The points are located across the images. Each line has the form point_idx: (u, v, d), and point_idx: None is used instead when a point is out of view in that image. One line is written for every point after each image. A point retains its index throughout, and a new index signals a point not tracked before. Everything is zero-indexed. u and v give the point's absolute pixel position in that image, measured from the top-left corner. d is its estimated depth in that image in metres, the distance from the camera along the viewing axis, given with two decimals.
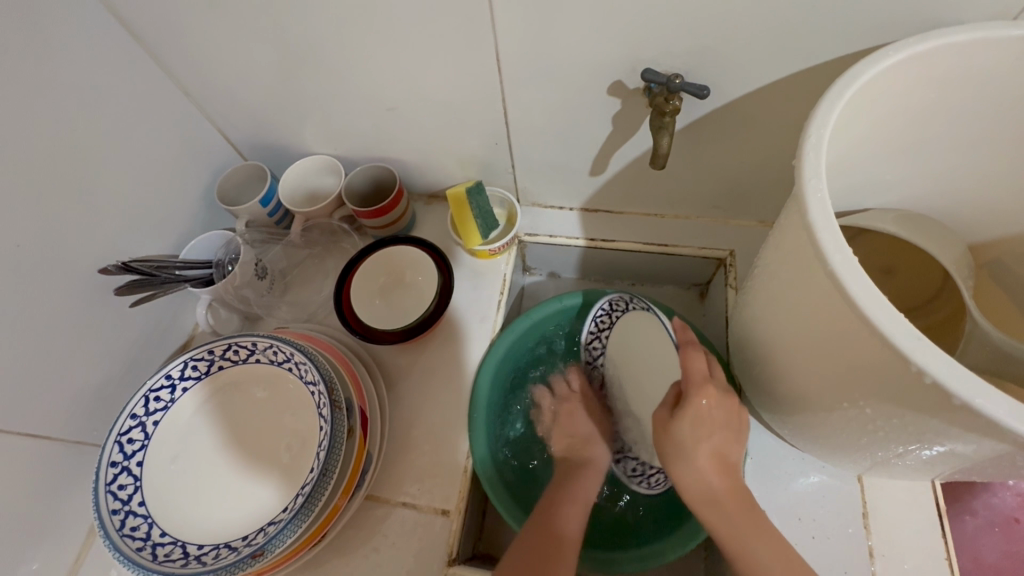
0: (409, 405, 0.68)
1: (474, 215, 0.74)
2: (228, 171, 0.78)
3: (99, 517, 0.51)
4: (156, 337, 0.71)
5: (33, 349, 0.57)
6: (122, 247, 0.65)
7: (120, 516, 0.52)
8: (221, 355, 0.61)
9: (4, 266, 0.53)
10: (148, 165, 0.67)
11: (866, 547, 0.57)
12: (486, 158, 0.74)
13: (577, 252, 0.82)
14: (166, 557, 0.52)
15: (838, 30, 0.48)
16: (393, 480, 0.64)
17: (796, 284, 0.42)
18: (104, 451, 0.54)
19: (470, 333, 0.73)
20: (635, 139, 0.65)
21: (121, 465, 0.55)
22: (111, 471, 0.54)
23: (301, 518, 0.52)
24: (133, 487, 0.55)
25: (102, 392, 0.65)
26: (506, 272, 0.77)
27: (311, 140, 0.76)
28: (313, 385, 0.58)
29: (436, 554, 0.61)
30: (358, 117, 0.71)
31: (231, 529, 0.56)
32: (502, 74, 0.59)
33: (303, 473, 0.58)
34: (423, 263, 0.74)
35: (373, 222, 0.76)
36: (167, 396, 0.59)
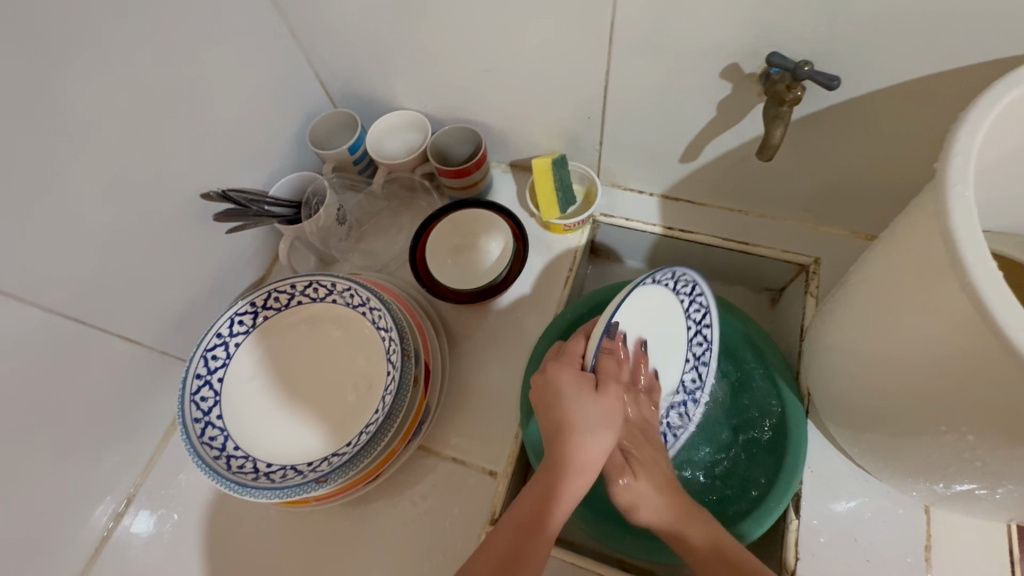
0: (468, 366, 0.70)
1: (556, 187, 0.73)
2: (321, 116, 0.80)
3: (183, 422, 0.55)
4: (240, 267, 0.75)
5: (138, 260, 0.61)
6: (220, 175, 0.69)
7: (201, 425, 0.57)
8: (302, 290, 0.63)
9: (122, 179, 0.57)
10: (251, 101, 0.70)
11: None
12: (574, 132, 0.73)
13: (650, 239, 0.80)
14: (238, 468, 0.56)
15: (997, 31, 0.44)
16: (446, 434, 0.66)
17: (916, 295, 0.40)
18: (191, 363, 0.58)
19: (534, 303, 0.73)
20: (738, 128, 0.62)
21: (205, 378, 0.59)
22: (196, 382, 0.58)
23: (364, 455, 0.54)
24: (214, 401, 0.59)
25: (189, 310, 0.69)
26: (577, 249, 0.76)
27: (404, 95, 0.77)
28: (384, 332, 0.60)
29: (480, 511, 0.62)
30: (455, 76, 0.71)
31: (295, 454, 0.59)
32: (611, 46, 0.58)
33: (366, 413, 0.60)
34: (498, 229, 0.75)
35: (454, 182, 0.76)
36: (250, 322, 0.63)
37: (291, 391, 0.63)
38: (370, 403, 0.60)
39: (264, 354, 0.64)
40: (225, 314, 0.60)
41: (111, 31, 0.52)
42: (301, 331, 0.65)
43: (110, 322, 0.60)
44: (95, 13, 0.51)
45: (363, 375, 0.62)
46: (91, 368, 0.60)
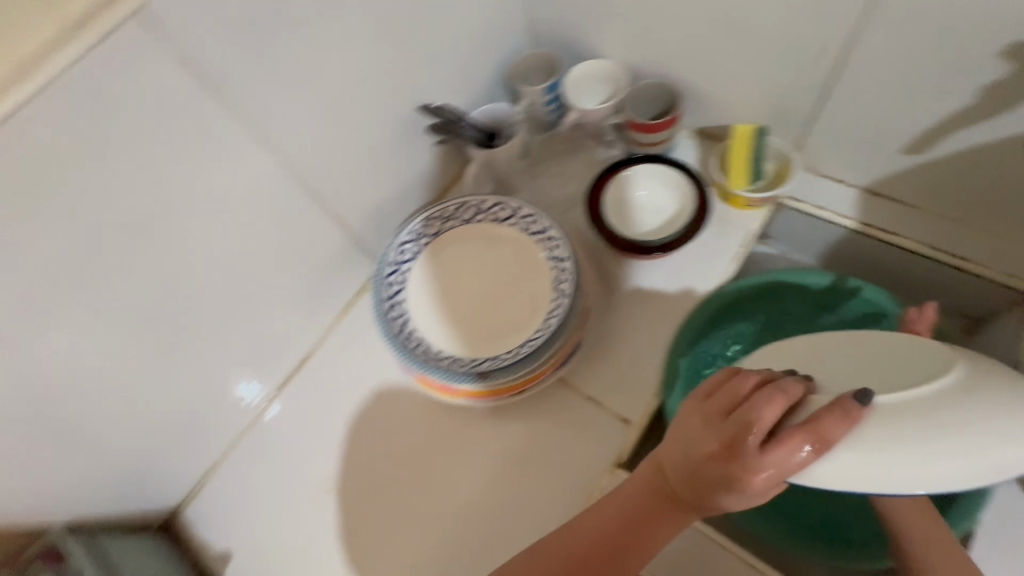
0: (619, 316, 0.71)
1: (750, 157, 0.73)
2: (522, 55, 0.83)
3: (378, 297, 0.64)
4: (427, 185, 0.82)
5: (362, 156, 0.68)
6: (437, 93, 0.74)
7: (389, 304, 0.64)
8: (488, 209, 0.68)
9: (371, 79, 0.64)
10: (473, 29, 0.74)
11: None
12: (790, 104, 0.68)
13: (837, 233, 0.75)
14: (414, 347, 0.63)
15: None
16: (587, 375, 0.68)
17: None
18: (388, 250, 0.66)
19: (698, 272, 0.72)
20: (1001, 121, 0.55)
21: (397, 266, 0.67)
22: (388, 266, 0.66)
23: (526, 365, 0.60)
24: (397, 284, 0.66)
25: (383, 213, 0.77)
26: (755, 228, 0.73)
27: (610, 43, 0.78)
28: (558, 262, 0.65)
29: (607, 450, 0.65)
30: (675, 28, 0.70)
31: (459, 350, 0.65)
32: (877, 8, 0.54)
33: (526, 332, 0.65)
34: (680, 190, 0.74)
35: (641, 137, 0.77)
36: (438, 227, 0.69)
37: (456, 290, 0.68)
38: (530, 322, 0.65)
39: (437, 257, 0.69)
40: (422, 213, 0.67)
41: None
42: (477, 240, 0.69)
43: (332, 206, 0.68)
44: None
45: (526, 295, 0.66)
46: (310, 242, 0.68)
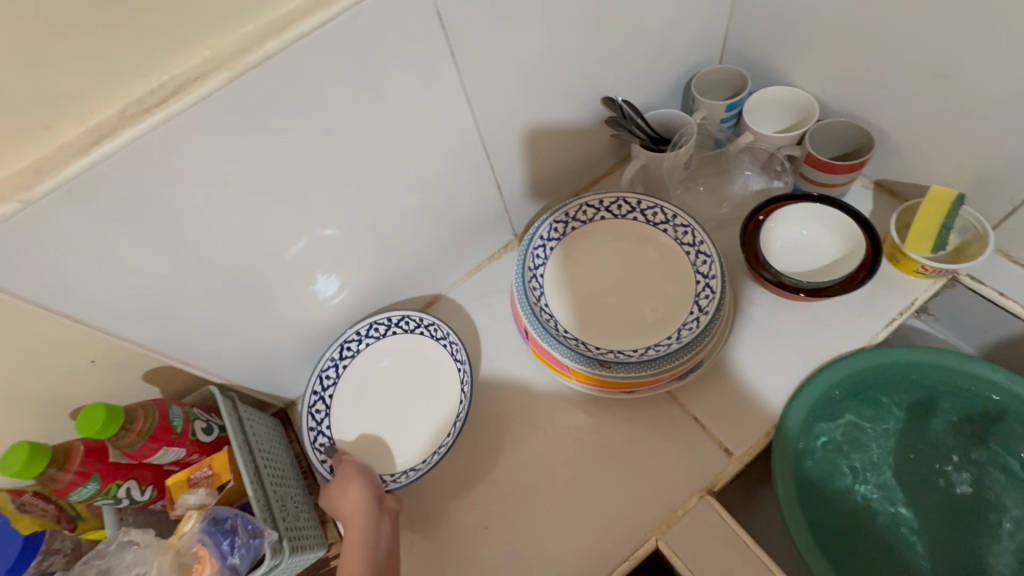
0: (745, 348, 0.69)
1: (939, 226, 0.66)
2: (709, 68, 0.82)
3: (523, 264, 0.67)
4: (580, 172, 0.84)
5: (536, 131, 0.72)
6: (618, 87, 0.76)
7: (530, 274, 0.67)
8: (643, 210, 0.69)
9: (568, 61, 0.67)
10: (673, 32, 0.75)
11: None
12: (1004, 177, 0.62)
13: (1016, 326, 0.68)
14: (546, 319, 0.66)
15: None
16: (698, 396, 0.67)
17: None
18: (361, 321, 0.74)
19: (844, 326, 0.68)
20: None
21: (544, 242, 0.69)
22: (352, 334, 0.74)
23: (648, 368, 0.61)
24: (333, 383, 0.74)
25: (535, 189, 0.80)
26: (921, 298, 0.68)
27: (808, 73, 0.75)
28: (703, 278, 0.65)
29: (703, 474, 0.64)
30: (888, 71, 0.66)
31: (585, 334, 0.66)
32: None
33: (654, 336, 0.65)
34: (848, 238, 0.70)
35: (817, 176, 0.73)
36: (591, 215, 0.71)
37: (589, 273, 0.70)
38: (660, 329, 0.65)
39: (583, 243, 0.71)
40: (581, 197, 0.69)
41: None
42: (616, 240, 0.71)
43: (497, 171, 0.73)
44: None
45: (661, 302, 0.67)
46: (469, 199, 0.73)
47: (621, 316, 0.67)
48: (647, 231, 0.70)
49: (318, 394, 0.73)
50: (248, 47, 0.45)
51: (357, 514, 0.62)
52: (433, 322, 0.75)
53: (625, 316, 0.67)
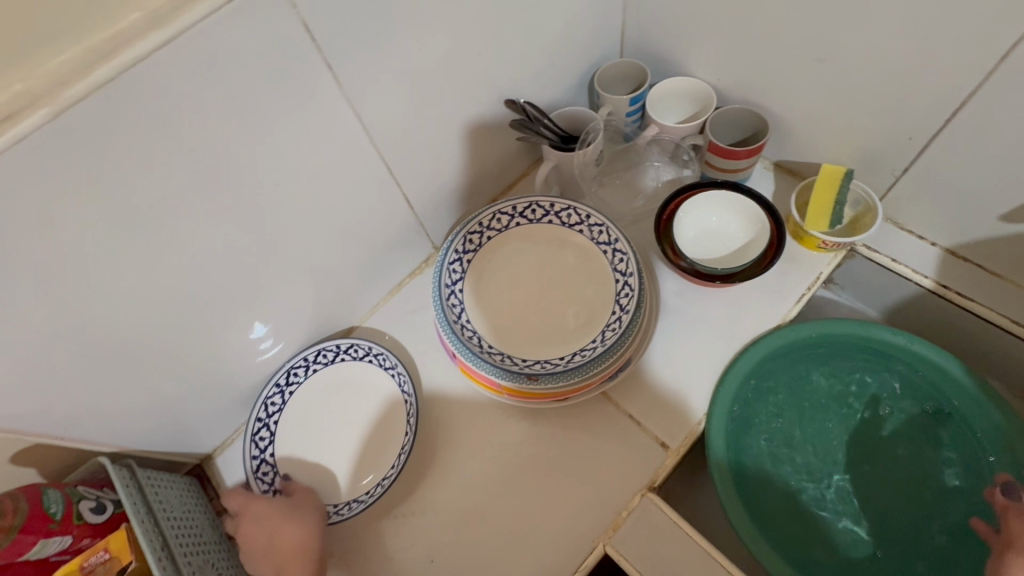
0: (670, 339, 0.70)
1: (834, 201, 0.69)
2: (610, 63, 0.82)
3: (439, 282, 0.64)
4: (495, 177, 0.82)
5: (441, 141, 0.69)
6: (520, 88, 0.75)
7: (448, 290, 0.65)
8: (558, 212, 0.68)
9: (464, 67, 0.65)
10: (570, 30, 0.74)
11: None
12: (884, 151, 0.66)
13: (909, 289, 0.72)
14: (468, 337, 0.63)
15: None
16: (631, 393, 0.67)
17: None
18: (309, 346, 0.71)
19: (759, 306, 0.70)
20: None
21: (459, 255, 0.67)
22: (299, 359, 0.71)
23: (575, 374, 0.60)
24: (279, 411, 0.70)
25: (449, 199, 0.77)
26: (825, 271, 0.71)
27: (703, 63, 0.77)
28: (622, 277, 0.64)
29: (642, 472, 0.63)
30: (773, 58, 0.68)
31: (510, 345, 0.65)
32: (1003, 62, 0.51)
33: (579, 341, 0.64)
34: (754, 221, 0.72)
35: (720, 162, 0.75)
36: (506, 222, 0.69)
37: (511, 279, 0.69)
38: (586, 331, 0.64)
39: (504, 249, 0.69)
40: (493, 206, 0.67)
41: None
42: (540, 240, 0.70)
43: (405, 186, 0.69)
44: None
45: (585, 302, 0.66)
46: (380, 217, 0.69)
47: (545, 321, 0.66)
48: (565, 233, 0.69)
49: (262, 421, 0.69)
50: (76, 71, 0.40)
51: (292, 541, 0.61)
52: (382, 351, 0.72)
53: (549, 321, 0.66)
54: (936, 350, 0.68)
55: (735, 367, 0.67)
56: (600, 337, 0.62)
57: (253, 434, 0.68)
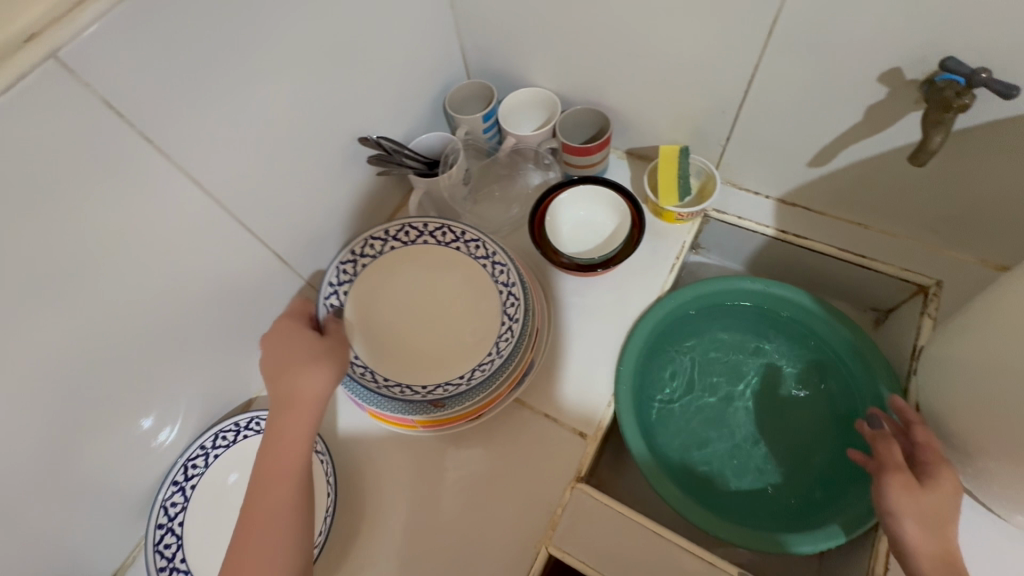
0: (568, 333, 0.73)
1: (678, 176, 0.77)
2: (458, 85, 0.86)
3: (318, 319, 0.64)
4: (371, 213, 0.82)
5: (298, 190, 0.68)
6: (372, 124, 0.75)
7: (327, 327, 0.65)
8: (432, 232, 0.69)
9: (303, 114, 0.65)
10: (407, 61, 0.76)
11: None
12: (706, 124, 0.74)
13: (759, 240, 0.81)
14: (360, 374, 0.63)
15: None
16: (542, 393, 0.69)
17: None
18: (204, 433, 0.67)
19: (638, 284, 0.76)
20: (881, 137, 0.63)
21: (335, 288, 0.66)
22: (195, 450, 0.66)
23: (476, 389, 0.61)
24: (183, 509, 0.65)
25: (325, 246, 0.76)
26: (687, 240, 0.78)
27: (540, 72, 0.82)
28: (504, 286, 0.66)
29: (567, 466, 0.65)
30: (596, 58, 0.74)
31: (409, 373, 0.65)
32: (771, 37, 0.60)
33: (478, 355, 0.65)
34: (614, 206, 0.78)
35: (576, 160, 0.80)
36: (380, 248, 0.69)
37: (397, 302, 0.69)
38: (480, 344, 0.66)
39: (383, 274, 0.69)
40: (362, 236, 0.67)
41: None
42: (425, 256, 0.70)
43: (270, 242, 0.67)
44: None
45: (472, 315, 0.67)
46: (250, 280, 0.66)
47: (440, 342, 0.67)
48: (445, 252, 0.70)
49: (166, 526, 0.64)
50: None
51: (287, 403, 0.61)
52: None
53: (443, 339, 0.67)
54: (792, 290, 0.75)
55: (627, 344, 0.71)
56: (496, 347, 0.64)
57: (156, 544, 0.63)
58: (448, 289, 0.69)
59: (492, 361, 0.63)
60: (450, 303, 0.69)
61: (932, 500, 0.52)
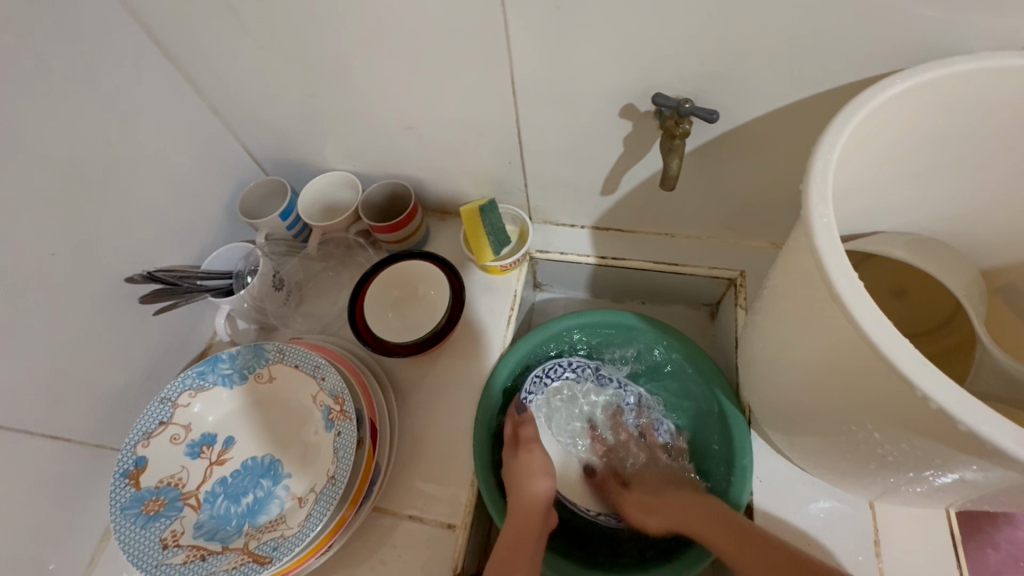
0: (418, 420, 0.69)
1: (486, 233, 0.75)
2: (251, 185, 0.81)
3: (112, 491, 0.55)
4: (178, 345, 0.74)
5: (59, 355, 0.60)
6: (147, 254, 0.69)
7: (126, 492, 0.56)
8: (239, 351, 0.63)
9: (39, 273, 0.57)
10: (173, 179, 0.71)
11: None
12: (498, 176, 0.76)
13: (587, 269, 0.83)
14: (175, 545, 0.54)
15: (843, 47, 0.49)
16: (402, 494, 0.65)
17: (814, 320, 0.42)
18: None
19: (478, 348, 0.74)
20: (646, 160, 0.66)
21: (126, 459, 0.57)
22: None
23: (308, 530, 0.53)
24: None
25: (121, 399, 0.67)
26: (518, 288, 0.78)
27: (332, 158, 0.80)
28: (325, 399, 0.61)
29: (441, 567, 0.61)
30: (377, 136, 0.74)
31: (233, 522, 0.57)
32: (517, 93, 0.62)
33: (310, 483, 0.59)
34: (435, 277, 0.76)
35: (389, 236, 0.78)
36: (174, 390, 0.60)
37: (224, 434, 0.62)
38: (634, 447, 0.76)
39: (192, 412, 0.61)
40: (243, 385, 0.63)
41: (27, 135, 0.54)
42: (236, 381, 0.63)
43: (32, 423, 0.58)
44: (4, 105, 0.52)
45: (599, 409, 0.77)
46: (18, 473, 0.57)
47: (275, 475, 0.60)
48: (259, 361, 0.63)
49: None
50: None
51: (531, 505, 0.62)
52: None
53: (280, 465, 0.61)
54: (620, 314, 0.76)
55: (474, 417, 0.69)
56: (328, 470, 0.58)
57: None
58: (273, 412, 0.63)
59: (323, 485, 0.57)
60: (279, 422, 0.63)
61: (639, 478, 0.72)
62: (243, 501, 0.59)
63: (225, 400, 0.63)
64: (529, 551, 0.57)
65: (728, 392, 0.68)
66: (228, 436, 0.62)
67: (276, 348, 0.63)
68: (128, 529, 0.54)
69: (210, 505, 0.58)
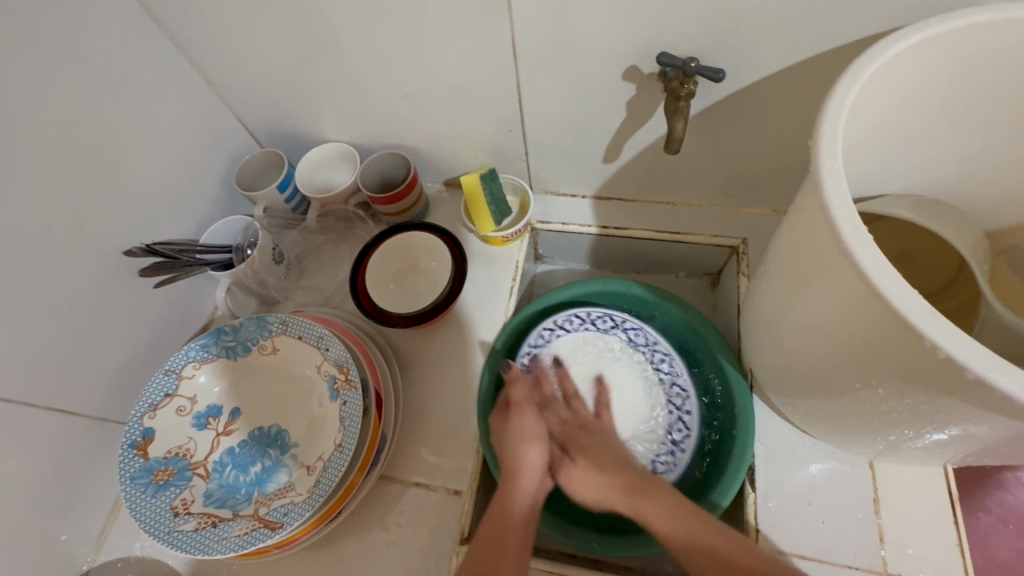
0: (422, 390, 0.70)
1: (488, 202, 0.74)
2: (247, 158, 0.80)
3: (120, 461, 0.55)
4: (178, 320, 0.74)
5: (59, 328, 0.59)
6: (145, 227, 0.68)
7: (134, 463, 0.56)
8: (240, 326, 0.63)
9: (36, 243, 0.56)
10: (168, 150, 0.69)
11: (880, 558, 0.56)
12: (499, 144, 0.74)
13: (588, 240, 0.83)
14: (185, 513, 0.55)
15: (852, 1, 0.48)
16: (408, 461, 0.66)
17: (822, 278, 0.41)
18: None
19: (479, 318, 0.74)
20: (649, 125, 0.65)
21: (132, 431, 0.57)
22: None
23: (317, 496, 0.54)
24: None
25: (124, 373, 0.67)
26: (519, 258, 0.78)
27: (328, 129, 0.78)
28: (331, 369, 0.61)
29: (448, 533, 0.62)
30: (375, 104, 0.72)
31: (240, 491, 0.58)
32: (518, 57, 0.60)
33: (317, 451, 0.59)
34: (436, 248, 0.76)
35: (388, 208, 0.77)
36: (177, 364, 0.61)
37: (228, 407, 0.62)
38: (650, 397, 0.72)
39: (197, 385, 0.61)
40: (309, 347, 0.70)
41: (18, 101, 0.53)
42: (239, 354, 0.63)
43: (39, 396, 0.58)
44: None
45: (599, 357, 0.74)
46: (25, 445, 0.57)
47: (281, 445, 0.61)
48: (262, 334, 0.63)
49: None
50: None
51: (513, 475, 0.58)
52: None
53: (287, 435, 0.61)
54: (620, 283, 0.76)
55: (477, 386, 0.69)
56: (335, 439, 0.58)
57: None
58: (275, 384, 0.64)
59: (331, 454, 0.57)
60: (284, 393, 0.63)
61: (600, 450, 0.62)
62: (250, 470, 0.60)
63: (229, 374, 0.63)
64: (513, 549, 0.51)
65: (728, 358, 0.69)
66: (234, 408, 0.62)
67: (279, 321, 0.62)
68: (138, 497, 0.54)
69: (218, 474, 0.59)
